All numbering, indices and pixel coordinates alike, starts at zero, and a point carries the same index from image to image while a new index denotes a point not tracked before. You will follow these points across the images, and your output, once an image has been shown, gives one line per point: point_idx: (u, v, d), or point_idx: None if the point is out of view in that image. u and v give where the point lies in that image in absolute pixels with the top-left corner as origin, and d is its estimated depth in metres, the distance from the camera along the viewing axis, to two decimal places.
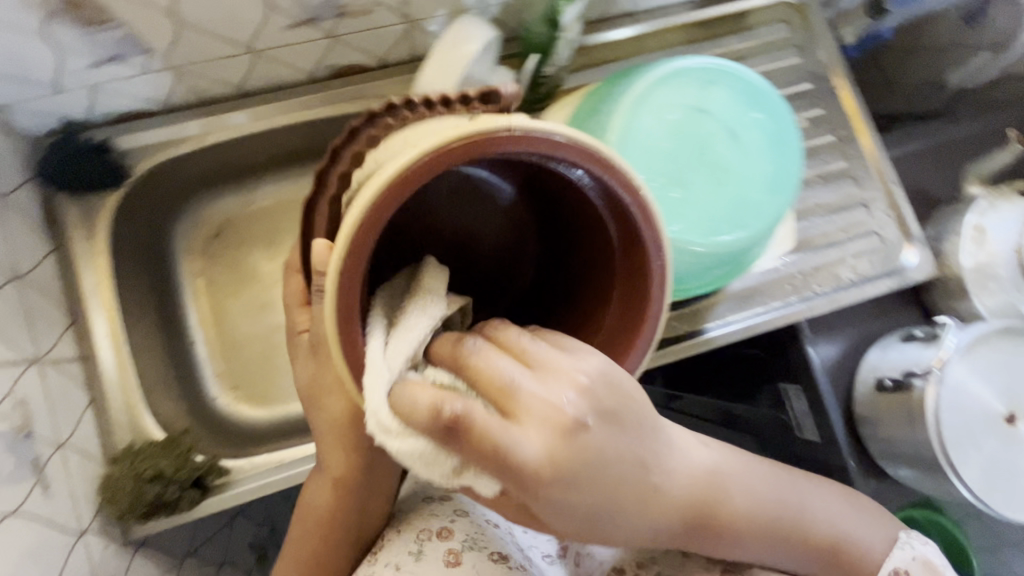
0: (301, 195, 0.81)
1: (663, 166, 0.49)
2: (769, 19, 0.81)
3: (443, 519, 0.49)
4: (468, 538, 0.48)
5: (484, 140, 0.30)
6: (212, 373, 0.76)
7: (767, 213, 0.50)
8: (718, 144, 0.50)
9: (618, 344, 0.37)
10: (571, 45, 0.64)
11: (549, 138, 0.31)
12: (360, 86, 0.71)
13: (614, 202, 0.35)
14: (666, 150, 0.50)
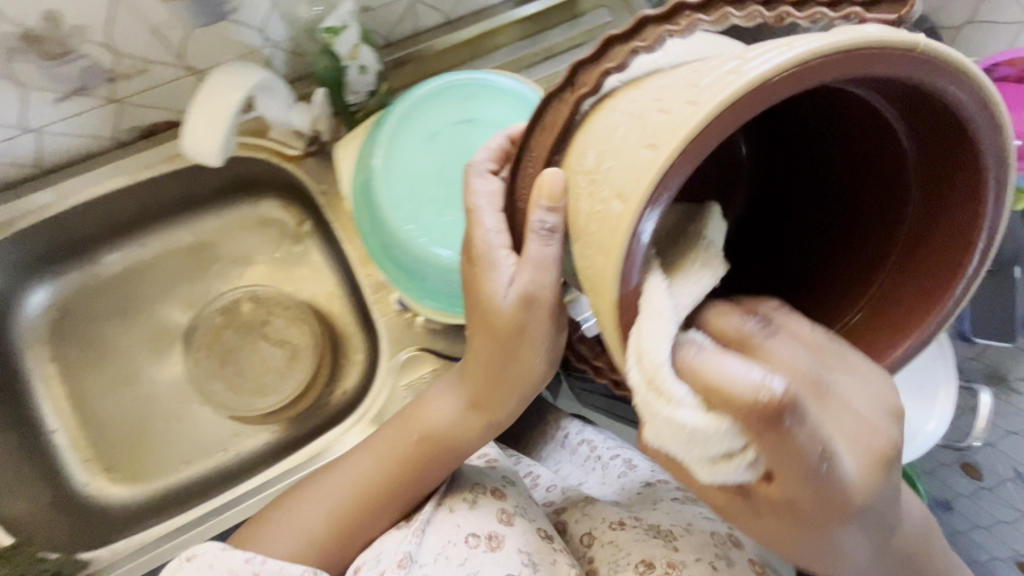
0: (150, 258, 0.81)
1: (427, 198, 0.58)
2: (588, 6, 0.81)
3: (495, 481, 0.56)
4: (519, 505, 0.54)
5: (858, 59, 0.26)
6: (79, 458, 0.74)
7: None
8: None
9: (905, 318, 0.36)
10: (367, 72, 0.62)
11: (944, 75, 0.28)
12: (167, 142, 0.69)
13: (951, 119, 0.31)
14: (427, 183, 0.59)
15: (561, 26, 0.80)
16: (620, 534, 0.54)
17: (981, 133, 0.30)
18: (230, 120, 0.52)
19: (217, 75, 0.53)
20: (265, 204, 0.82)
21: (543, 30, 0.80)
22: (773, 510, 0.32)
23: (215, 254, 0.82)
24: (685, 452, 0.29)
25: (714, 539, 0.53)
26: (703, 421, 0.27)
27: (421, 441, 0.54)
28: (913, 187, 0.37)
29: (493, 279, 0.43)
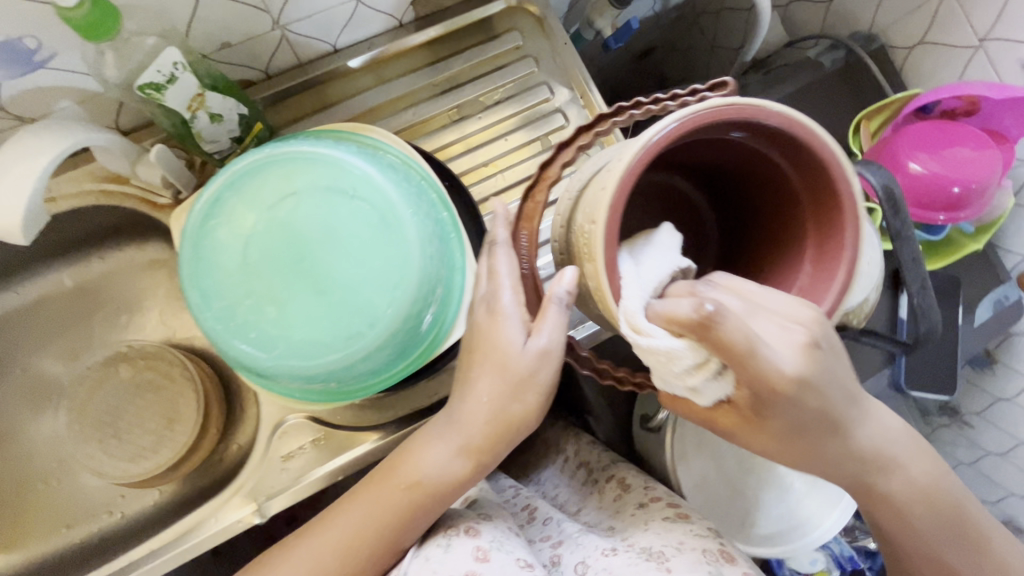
0: (27, 306, 0.74)
1: (247, 286, 0.42)
2: (499, 27, 0.73)
3: (468, 522, 0.52)
4: (494, 539, 0.50)
5: (751, 110, 0.38)
6: None
7: (378, 321, 0.43)
8: (312, 251, 0.43)
9: (821, 280, 0.42)
10: (223, 120, 0.56)
11: (756, 108, 0.38)
12: None
13: (793, 138, 0.40)
14: (248, 266, 0.42)
15: (469, 50, 0.72)
16: (612, 560, 0.49)
17: (826, 160, 0.40)
18: (36, 192, 0.47)
19: (15, 143, 0.47)
20: (151, 247, 0.76)
21: (449, 56, 0.72)
22: (763, 411, 0.40)
23: (101, 301, 0.76)
24: (672, 377, 0.38)
25: (705, 557, 0.47)
26: (676, 346, 0.36)
27: (403, 485, 0.52)
28: (807, 223, 0.43)
29: (506, 331, 0.47)
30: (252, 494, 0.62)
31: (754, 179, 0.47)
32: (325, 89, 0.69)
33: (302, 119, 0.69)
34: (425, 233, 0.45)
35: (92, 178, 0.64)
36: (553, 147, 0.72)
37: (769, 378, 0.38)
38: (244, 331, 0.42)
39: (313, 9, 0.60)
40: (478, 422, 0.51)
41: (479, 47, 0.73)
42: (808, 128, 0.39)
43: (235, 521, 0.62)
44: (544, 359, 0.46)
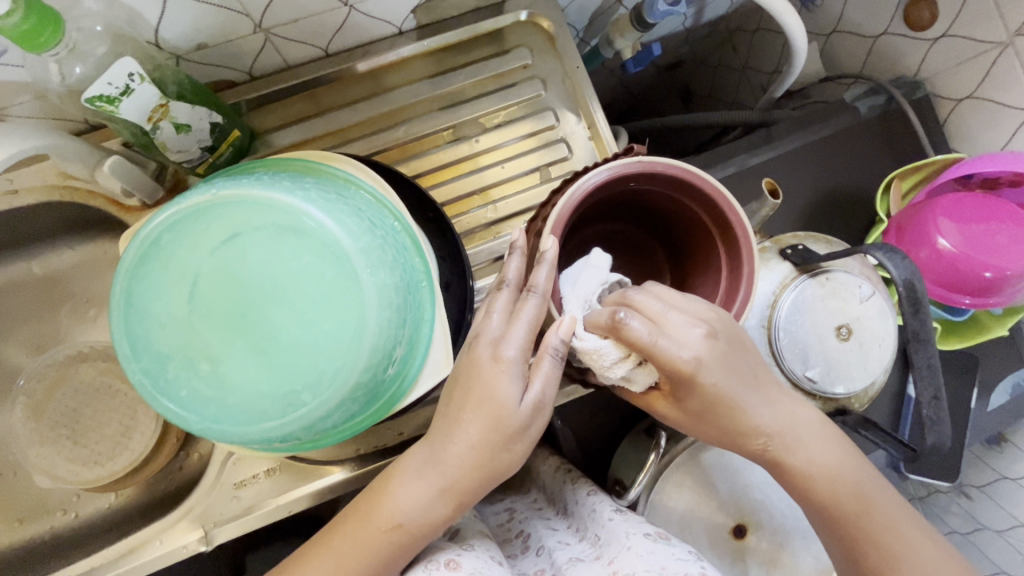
0: None
1: (182, 336, 0.38)
2: (512, 42, 0.67)
3: (450, 553, 0.49)
4: (475, 570, 0.47)
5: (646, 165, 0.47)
6: None
7: (325, 388, 0.39)
8: (257, 303, 0.39)
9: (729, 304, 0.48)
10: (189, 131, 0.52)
11: (644, 163, 0.47)
12: None
13: (681, 181, 0.48)
14: (184, 315, 0.38)
15: (477, 64, 0.67)
16: None
17: (714, 195, 0.47)
18: None
19: None
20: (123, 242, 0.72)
21: (453, 68, 0.67)
22: (684, 392, 0.44)
23: (69, 293, 0.73)
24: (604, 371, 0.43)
25: None
26: (599, 344, 0.41)
27: (382, 526, 0.46)
28: (719, 255, 0.50)
29: (504, 387, 0.42)
30: (200, 520, 0.60)
31: (685, 225, 0.53)
32: (314, 95, 0.65)
33: (286, 125, 0.64)
34: (388, 289, 0.41)
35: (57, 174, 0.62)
36: (552, 179, 0.66)
37: (693, 372, 0.41)
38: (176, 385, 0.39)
39: (299, 13, 0.54)
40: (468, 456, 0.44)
41: (484, 62, 0.67)
42: (698, 177, 0.47)
43: (181, 546, 0.60)
44: (539, 410, 0.44)
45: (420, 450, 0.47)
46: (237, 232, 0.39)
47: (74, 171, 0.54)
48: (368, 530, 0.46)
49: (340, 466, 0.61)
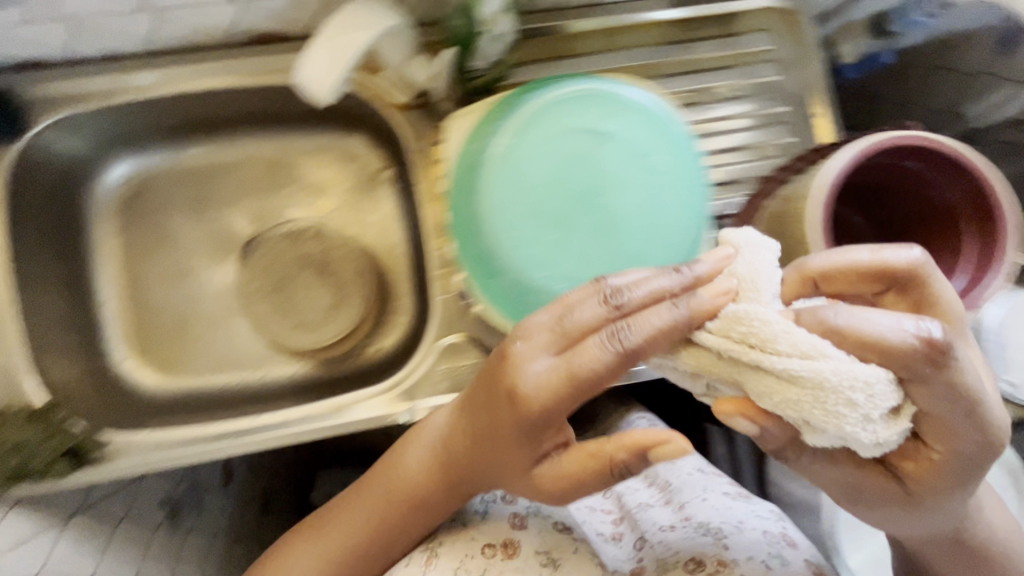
0: (231, 160, 0.79)
1: (532, 198, 0.55)
2: (749, 26, 0.72)
3: (518, 507, 0.64)
4: (532, 507, 0.64)
5: (930, 141, 0.50)
6: (123, 335, 0.76)
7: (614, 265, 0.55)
8: (593, 193, 0.56)
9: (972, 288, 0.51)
10: (499, 38, 0.59)
11: (928, 139, 0.50)
12: (279, 56, 0.65)
13: (954, 162, 0.50)
14: (539, 183, 0.56)
15: (713, 41, 0.72)
16: (648, 534, 0.65)
17: (987, 182, 0.50)
18: (355, 59, 0.49)
19: (348, 7, 0.49)
20: (355, 140, 0.79)
21: (690, 40, 0.72)
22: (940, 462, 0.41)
23: (294, 176, 0.80)
24: (859, 434, 0.36)
25: (767, 536, 0.61)
26: (872, 380, 0.35)
27: (399, 484, 0.56)
28: (967, 242, 0.52)
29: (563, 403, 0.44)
30: (406, 393, 0.66)
31: (929, 213, 0.56)
32: (574, 37, 0.71)
33: (544, 59, 0.70)
34: (680, 203, 0.56)
35: None
36: (772, 157, 0.71)
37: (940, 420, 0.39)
38: (512, 224, 0.55)
39: None
40: (421, 463, 0.56)
41: (732, 39, 0.72)
42: (974, 162, 0.50)
43: (384, 413, 0.66)
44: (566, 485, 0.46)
45: (434, 421, 0.57)
46: (602, 138, 0.56)
47: (386, 56, 0.60)
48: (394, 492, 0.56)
49: None
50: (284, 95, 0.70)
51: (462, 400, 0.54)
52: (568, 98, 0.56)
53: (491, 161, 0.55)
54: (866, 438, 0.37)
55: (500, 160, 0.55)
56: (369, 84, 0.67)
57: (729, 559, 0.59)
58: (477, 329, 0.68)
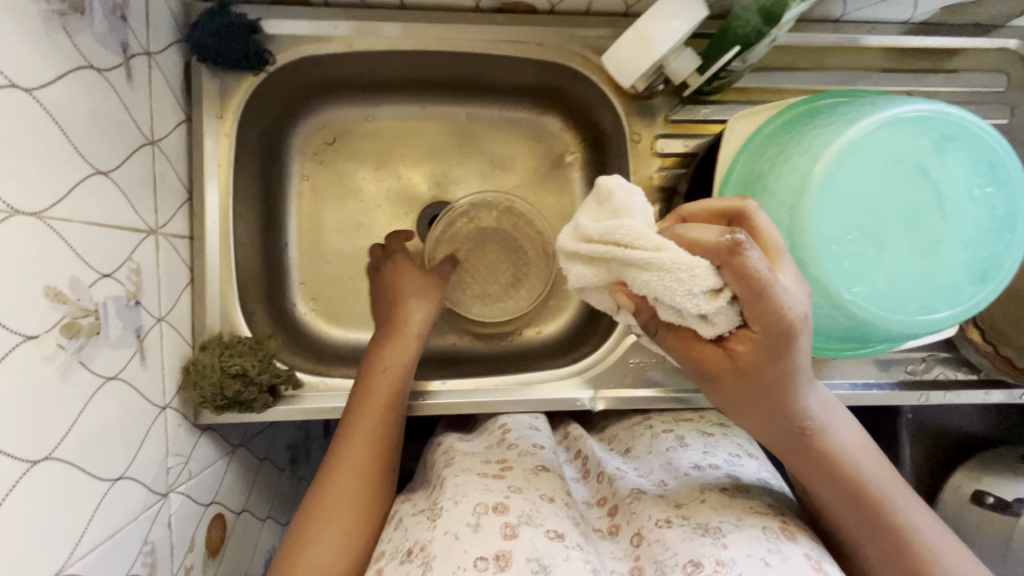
0: (422, 122, 0.79)
1: (858, 218, 0.43)
2: (971, 63, 0.69)
3: (498, 495, 0.50)
4: (524, 515, 0.47)
5: None
6: (298, 279, 0.77)
7: (960, 304, 0.44)
8: (933, 213, 0.43)
9: None
10: (770, 43, 0.58)
11: None
12: (520, 28, 0.65)
13: None
14: (867, 201, 0.43)
15: (938, 74, 0.69)
16: (666, 533, 0.47)
17: None
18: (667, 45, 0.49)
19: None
20: (548, 119, 0.79)
21: (916, 71, 0.69)
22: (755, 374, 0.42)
23: (481, 147, 0.80)
24: (682, 303, 0.40)
25: (766, 534, 0.46)
26: (693, 260, 0.38)
27: (390, 380, 0.59)
28: None
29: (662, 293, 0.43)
30: (591, 380, 0.67)
31: None
32: (810, 51, 0.67)
33: (778, 69, 0.67)
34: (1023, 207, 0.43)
35: (583, 43, 0.66)
36: None
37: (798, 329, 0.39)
38: (840, 257, 0.43)
39: None
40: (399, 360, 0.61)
41: (964, 75, 0.68)
42: None
43: (567, 397, 0.66)
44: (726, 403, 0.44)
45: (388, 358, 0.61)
46: (942, 143, 0.43)
47: None
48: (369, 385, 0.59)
49: None
50: (506, 64, 0.70)
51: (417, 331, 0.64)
52: (879, 101, 0.46)
53: (799, 187, 0.44)
54: (690, 307, 0.39)
55: (804, 178, 0.43)
56: (601, 68, 0.67)
57: (729, 560, 0.43)
58: None
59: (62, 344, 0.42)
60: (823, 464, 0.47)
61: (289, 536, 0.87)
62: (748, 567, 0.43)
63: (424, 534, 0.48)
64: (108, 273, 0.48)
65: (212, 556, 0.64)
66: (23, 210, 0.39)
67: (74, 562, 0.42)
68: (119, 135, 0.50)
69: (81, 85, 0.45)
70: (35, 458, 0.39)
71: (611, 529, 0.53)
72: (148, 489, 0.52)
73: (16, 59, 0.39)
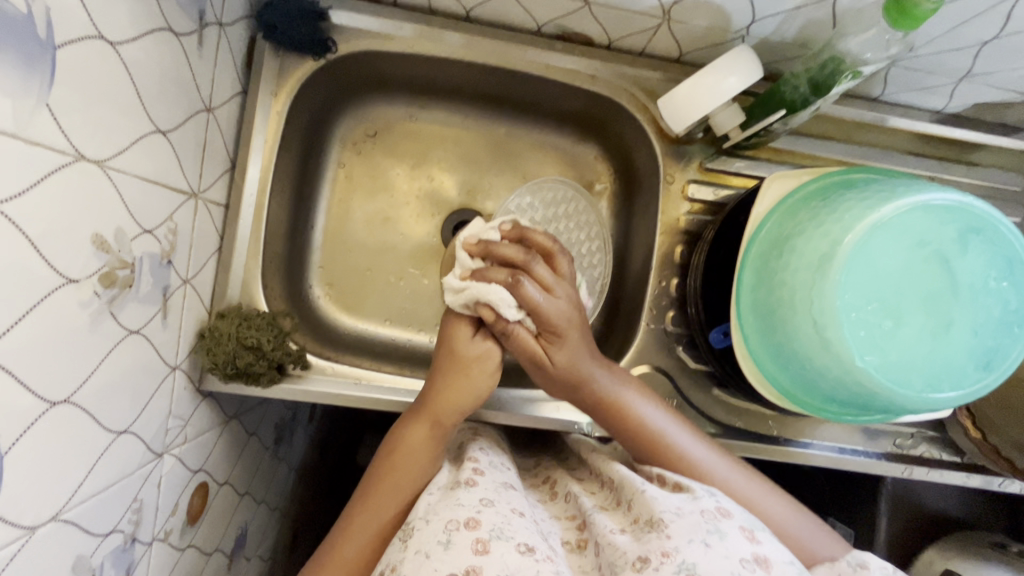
0: (462, 131, 0.81)
1: (878, 291, 0.46)
2: (993, 159, 0.71)
3: (469, 509, 0.48)
4: (495, 529, 0.45)
5: None
6: (317, 261, 0.77)
7: (964, 387, 0.46)
8: (949, 297, 0.46)
9: None
10: (813, 112, 0.61)
11: None
12: (575, 58, 0.68)
13: None
14: (888, 277, 0.46)
15: (960, 165, 0.72)
16: (617, 537, 0.46)
17: None
18: (709, 108, 0.57)
19: (715, 63, 0.56)
20: (583, 146, 0.81)
21: (942, 158, 0.71)
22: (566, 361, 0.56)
23: (515, 162, 0.82)
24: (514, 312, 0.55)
25: (703, 515, 0.44)
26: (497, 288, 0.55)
27: (408, 463, 0.56)
28: None
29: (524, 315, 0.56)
30: None
31: None
32: (844, 124, 0.70)
33: (810, 135, 0.70)
34: None
35: (633, 81, 0.68)
36: None
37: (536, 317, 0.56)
38: (858, 325, 0.45)
39: (936, 69, 0.60)
40: (421, 444, 0.56)
41: (983, 169, 0.72)
42: None
43: (568, 418, 0.67)
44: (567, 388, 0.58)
45: (407, 438, 0.57)
46: (966, 235, 0.46)
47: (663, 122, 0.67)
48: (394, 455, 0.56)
49: (717, 427, 0.67)
50: (555, 88, 0.72)
51: (447, 412, 0.58)
52: (914, 183, 0.48)
53: (828, 254, 0.46)
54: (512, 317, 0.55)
55: (830, 246, 0.46)
56: (646, 106, 0.69)
57: (673, 549, 0.41)
58: (667, 366, 0.69)
59: (97, 292, 0.42)
60: (613, 418, 0.57)
61: (261, 515, 0.86)
62: (692, 553, 0.41)
63: (395, 554, 0.47)
64: (148, 230, 0.48)
65: (191, 524, 0.63)
66: (86, 156, 0.39)
67: (69, 509, 0.42)
68: (180, 98, 0.51)
69: (156, 45, 0.46)
70: (55, 400, 0.39)
71: (580, 543, 0.50)
72: (147, 447, 0.52)
73: (107, 13, 0.40)
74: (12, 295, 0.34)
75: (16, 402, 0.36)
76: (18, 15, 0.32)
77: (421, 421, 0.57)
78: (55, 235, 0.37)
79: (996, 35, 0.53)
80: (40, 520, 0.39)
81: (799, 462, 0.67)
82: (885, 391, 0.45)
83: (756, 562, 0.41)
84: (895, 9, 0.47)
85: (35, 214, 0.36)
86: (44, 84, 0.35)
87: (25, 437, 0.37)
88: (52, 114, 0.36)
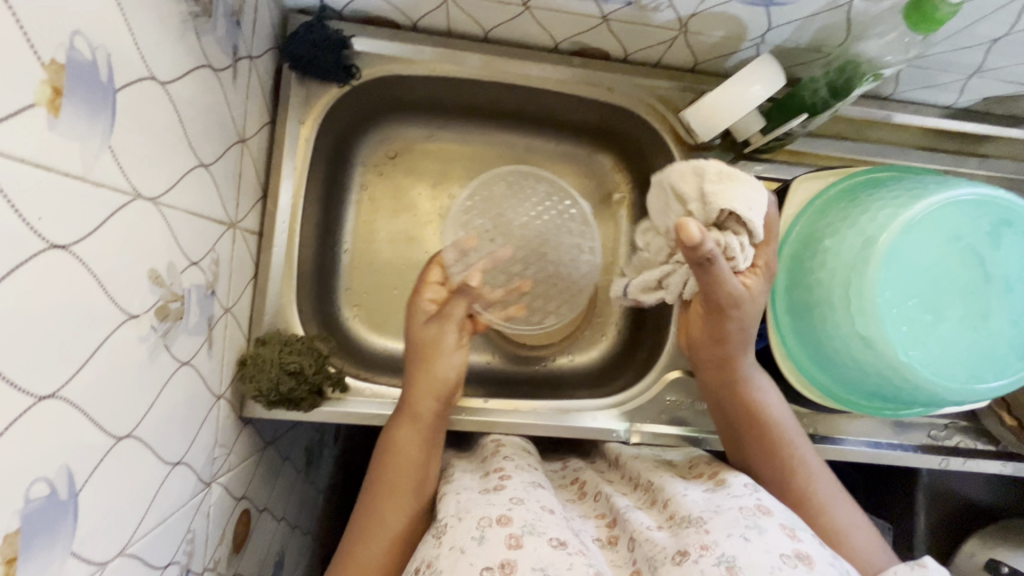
0: (480, 148, 0.82)
1: (915, 287, 0.47)
2: (1003, 151, 0.73)
3: (501, 507, 0.48)
4: (526, 525, 0.46)
5: None
6: (345, 282, 0.78)
7: (1007, 376, 0.47)
8: (984, 289, 0.47)
9: None
10: (832, 114, 0.62)
11: None
12: (593, 72, 0.69)
13: None
14: (923, 272, 0.47)
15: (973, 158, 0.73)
16: (655, 533, 0.46)
17: None
18: (732, 116, 0.59)
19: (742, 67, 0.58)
20: (600, 157, 0.83)
21: (954, 152, 0.73)
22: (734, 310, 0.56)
23: None
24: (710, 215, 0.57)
25: (742, 512, 0.44)
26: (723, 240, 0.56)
27: (405, 463, 0.56)
28: None
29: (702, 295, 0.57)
30: (627, 414, 0.67)
31: None
32: (857, 123, 0.71)
33: (824, 136, 0.71)
34: None
35: (650, 92, 0.70)
36: None
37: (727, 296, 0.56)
38: (898, 322, 0.46)
39: (949, 66, 0.62)
40: (412, 442, 0.57)
41: (995, 160, 0.73)
42: None
43: (605, 428, 0.67)
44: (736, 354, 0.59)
45: (403, 440, 0.57)
46: (998, 227, 0.47)
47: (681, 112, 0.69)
48: (388, 458, 0.57)
49: None
50: (574, 103, 0.73)
51: (426, 403, 0.59)
52: (942, 180, 0.49)
53: (863, 251, 0.47)
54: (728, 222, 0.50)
55: (860, 242, 0.47)
56: (664, 116, 0.70)
57: (712, 542, 0.42)
58: None
59: (154, 325, 0.43)
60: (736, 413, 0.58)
61: (295, 541, 0.86)
62: (731, 546, 0.41)
63: (429, 551, 0.47)
64: (195, 261, 0.49)
65: (235, 552, 0.63)
66: (143, 193, 0.40)
67: (135, 542, 0.43)
68: (219, 130, 0.52)
69: (198, 81, 0.47)
70: (120, 435, 0.40)
71: (610, 540, 0.51)
72: (197, 478, 0.52)
73: (158, 55, 0.41)
74: (79, 336, 0.35)
75: (90, 434, 0.36)
76: (85, 62, 0.33)
77: (404, 418, 0.58)
78: (115, 272, 0.38)
79: (1008, 32, 0.54)
80: (110, 555, 0.40)
81: (836, 459, 0.67)
82: (929, 385, 0.46)
83: (798, 557, 0.41)
84: (915, 14, 0.49)
85: (100, 253, 0.36)
86: (108, 129, 0.36)
87: (93, 475, 0.37)
88: (114, 155, 0.37)
